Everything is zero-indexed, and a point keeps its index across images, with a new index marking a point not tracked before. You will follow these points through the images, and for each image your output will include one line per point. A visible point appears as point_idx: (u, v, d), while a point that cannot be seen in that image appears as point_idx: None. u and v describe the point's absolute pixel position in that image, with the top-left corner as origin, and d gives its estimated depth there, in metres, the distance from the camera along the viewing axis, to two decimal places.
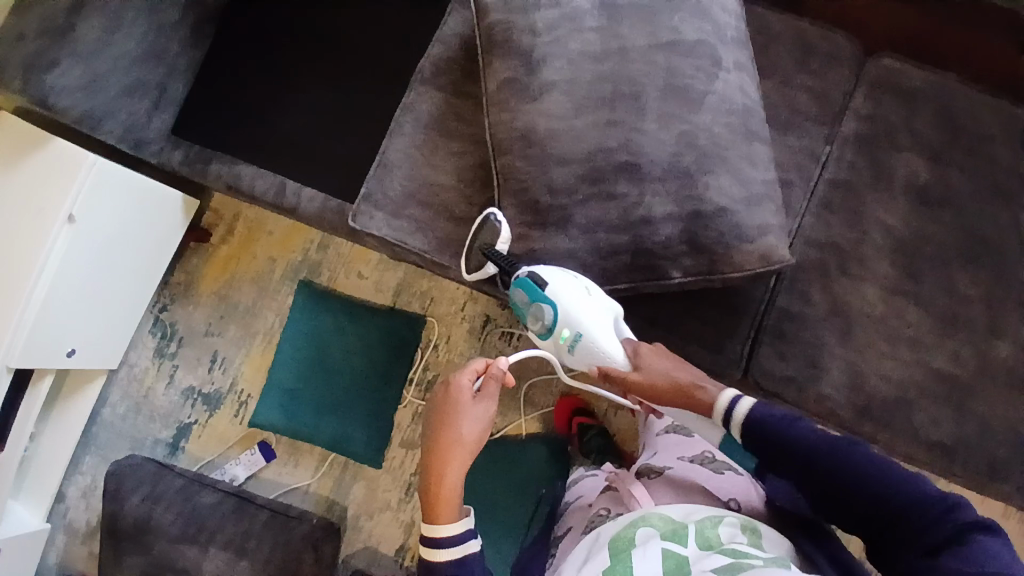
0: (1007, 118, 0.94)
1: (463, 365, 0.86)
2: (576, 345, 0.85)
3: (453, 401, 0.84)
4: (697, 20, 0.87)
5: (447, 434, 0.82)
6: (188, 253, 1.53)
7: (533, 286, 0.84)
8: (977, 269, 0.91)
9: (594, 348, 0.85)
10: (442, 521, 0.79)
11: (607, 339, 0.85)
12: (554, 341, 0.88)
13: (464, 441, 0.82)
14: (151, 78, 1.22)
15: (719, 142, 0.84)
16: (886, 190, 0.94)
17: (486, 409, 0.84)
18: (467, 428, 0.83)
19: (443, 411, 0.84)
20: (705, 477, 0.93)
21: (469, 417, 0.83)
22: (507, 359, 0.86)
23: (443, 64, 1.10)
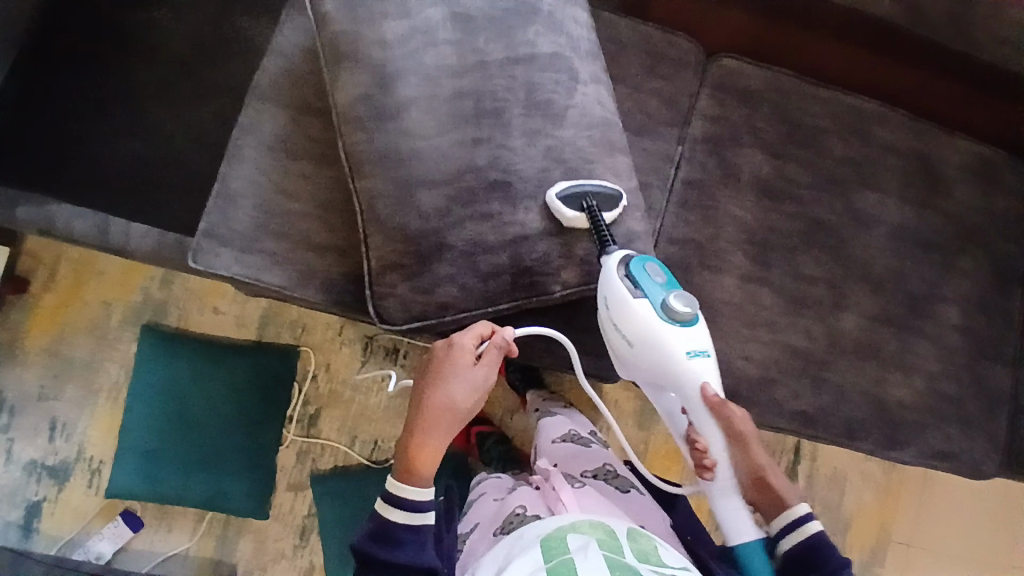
0: (832, 110, 1.04)
1: (471, 327, 0.82)
2: (692, 351, 0.80)
3: (450, 363, 0.81)
4: (552, 33, 0.87)
5: (441, 397, 0.80)
6: (6, 306, 1.30)
7: (672, 277, 0.82)
8: (818, 251, 1.00)
9: (700, 376, 0.81)
10: (415, 482, 0.78)
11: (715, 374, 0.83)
12: (664, 332, 0.79)
13: (456, 407, 0.80)
14: None
15: (582, 154, 0.85)
16: (735, 185, 1.01)
17: (484, 377, 0.81)
18: (462, 394, 0.80)
19: (440, 372, 0.81)
20: (614, 492, 0.93)
21: (465, 384, 0.80)
22: (513, 331, 0.83)
23: (284, 78, 1.00)
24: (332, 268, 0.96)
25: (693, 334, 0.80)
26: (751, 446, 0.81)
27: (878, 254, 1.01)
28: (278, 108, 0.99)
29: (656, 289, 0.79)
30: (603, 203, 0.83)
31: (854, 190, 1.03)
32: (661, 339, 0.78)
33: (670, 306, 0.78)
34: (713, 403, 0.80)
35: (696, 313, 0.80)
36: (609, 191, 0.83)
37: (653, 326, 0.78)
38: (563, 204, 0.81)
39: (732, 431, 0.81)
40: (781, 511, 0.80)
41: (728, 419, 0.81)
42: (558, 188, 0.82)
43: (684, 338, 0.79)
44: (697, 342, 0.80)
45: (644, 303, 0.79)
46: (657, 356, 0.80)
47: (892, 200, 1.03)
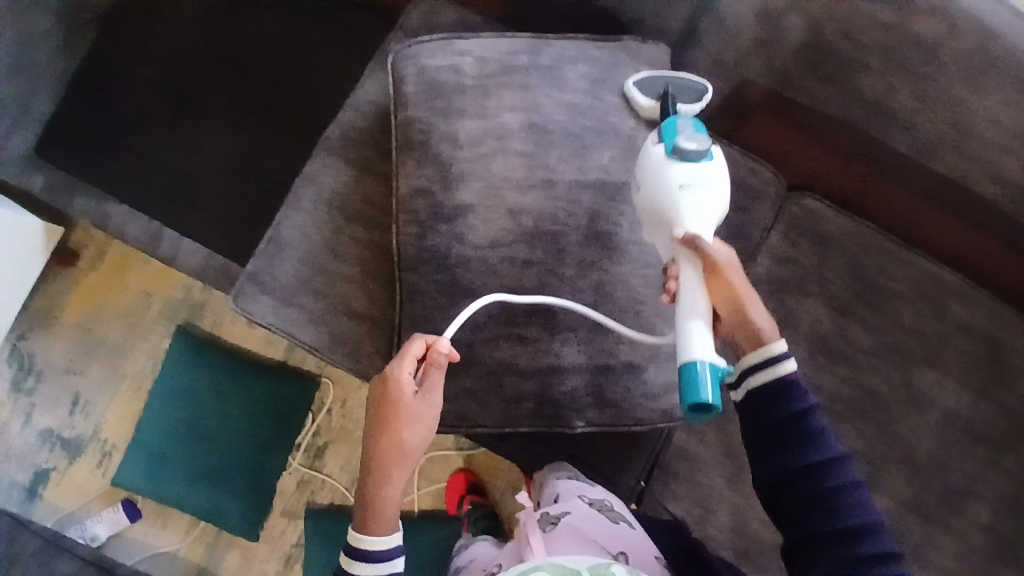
0: (915, 275, 0.96)
1: (403, 349, 0.70)
2: (691, 187, 0.71)
3: (393, 403, 0.70)
4: (626, 159, 0.84)
5: (392, 440, 0.70)
6: (50, 274, 1.32)
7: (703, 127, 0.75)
8: (861, 422, 0.95)
9: (694, 206, 0.72)
10: (375, 533, 0.70)
11: (710, 213, 0.72)
12: (668, 162, 0.73)
13: (413, 447, 0.71)
14: (10, 94, 1.04)
15: (632, 295, 0.81)
16: (789, 334, 0.96)
17: (433, 400, 0.71)
18: (415, 433, 0.70)
19: (385, 412, 0.70)
20: (602, 529, 0.82)
21: (410, 421, 0.70)
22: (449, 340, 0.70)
23: (354, 136, 0.98)
24: (364, 337, 0.94)
25: (699, 168, 0.72)
26: (725, 272, 0.68)
27: (925, 438, 0.94)
28: (342, 165, 0.98)
29: (673, 137, 0.74)
30: (679, 92, 0.83)
31: (915, 365, 0.95)
32: (662, 172, 0.73)
33: (678, 145, 0.72)
34: (687, 241, 0.70)
35: (706, 149, 0.72)
36: (690, 86, 0.83)
37: (657, 159, 0.74)
38: (637, 91, 0.85)
39: (706, 265, 0.69)
40: (756, 349, 0.68)
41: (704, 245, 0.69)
42: (636, 77, 0.86)
43: (685, 167, 0.72)
44: (698, 176, 0.72)
45: (656, 149, 0.75)
46: (657, 191, 0.73)
47: (955, 383, 0.95)
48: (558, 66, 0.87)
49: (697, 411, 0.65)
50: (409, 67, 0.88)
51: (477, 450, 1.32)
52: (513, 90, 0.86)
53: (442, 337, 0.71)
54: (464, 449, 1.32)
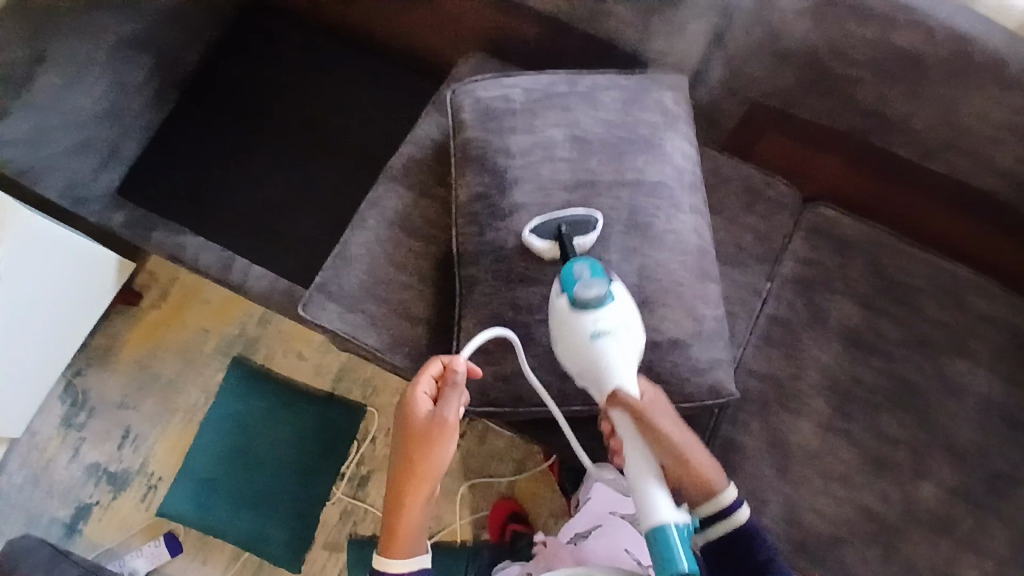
0: (933, 272, 1.04)
1: (420, 370, 0.78)
2: (600, 339, 0.77)
3: (410, 420, 0.77)
4: (659, 164, 0.94)
5: (413, 457, 0.76)
6: (114, 315, 1.41)
7: (601, 269, 0.80)
8: (900, 411, 0.97)
9: (612, 355, 0.78)
10: (393, 551, 0.77)
11: (624, 361, 0.78)
12: (576, 319, 0.78)
13: (432, 464, 0.75)
14: (105, 137, 1.16)
15: (672, 279, 0.88)
16: (821, 329, 1.01)
17: (443, 417, 0.76)
18: (430, 449, 0.75)
19: (405, 430, 0.77)
20: (632, 542, 0.95)
21: (422, 441, 0.76)
22: (458, 359, 0.77)
23: (413, 164, 1.10)
24: (420, 338, 1.01)
25: (607, 313, 0.78)
26: (655, 424, 0.75)
27: (964, 427, 0.97)
28: (400, 188, 1.08)
29: (575, 284, 0.78)
30: (573, 228, 0.87)
31: (945, 355, 1.00)
32: (570, 327, 0.78)
33: (579, 297, 0.78)
34: (625, 412, 0.76)
35: (605, 294, 0.78)
36: (583, 217, 0.88)
37: (564, 314, 0.79)
38: (535, 238, 0.88)
39: (641, 423, 0.76)
40: (710, 498, 0.79)
41: (633, 406, 0.76)
42: (532, 222, 0.89)
43: (593, 317, 0.78)
44: (610, 323, 0.78)
45: (558, 301, 0.80)
46: (574, 347, 0.79)
47: (984, 371, 0.99)
48: (594, 90, 0.99)
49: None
50: (465, 99, 1.00)
51: (518, 476, 1.32)
52: (556, 110, 0.97)
53: (453, 359, 0.77)
54: (505, 475, 1.32)
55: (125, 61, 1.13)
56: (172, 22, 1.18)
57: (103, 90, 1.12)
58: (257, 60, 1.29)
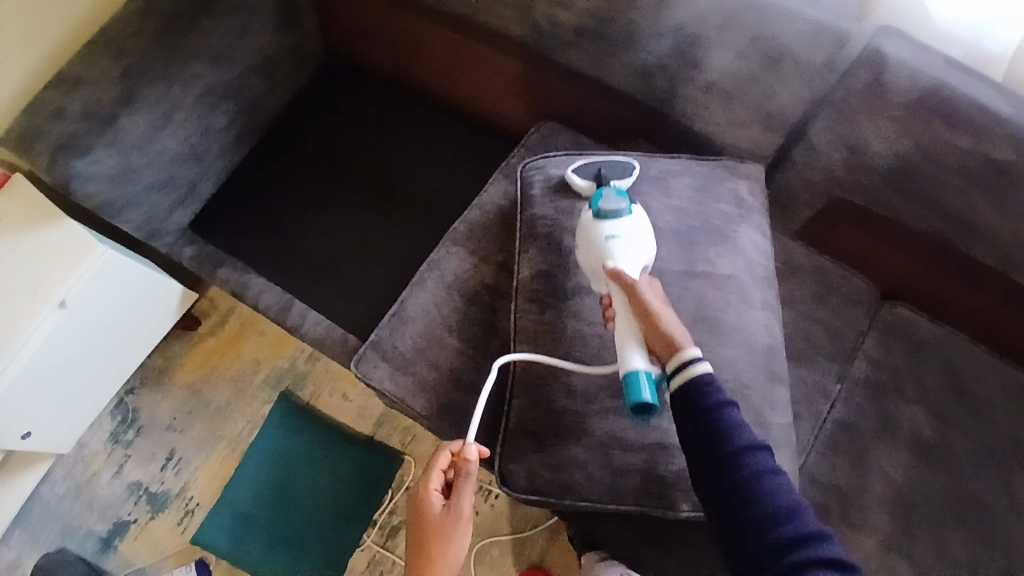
0: (1012, 387, 0.99)
1: (431, 464, 0.80)
2: (612, 236, 0.83)
3: (426, 516, 0.77)
4: (731, 257, 0.92)
5: (424, 556, 0.75)
6: (172, 337, 1.46)
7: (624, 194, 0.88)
8: (969, 534, 0.92)
9: (621, 255, 0.82)
10: None
11: (631, 257, 0.82)
12: (591, 223, 0.85)
13: (448, 564, 0.75)
14: (184, 177, 1.20)
15: (738, 380, 0.85)
16: (890, 439, 0.97)
17: (459, 510, 0.76)
18: (446, 547, 0.75)
19: (420, 528, 0.77)
20: None
21: (439, 543, 0.75)
22: (472, 449, 0.78)
23: (477, 228, 1.11)
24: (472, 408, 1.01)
25: (621, 222, 0.84)
26: (639, 292, 0.77)
27: None
28: (464, 251, 1.09)
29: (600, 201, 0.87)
30: (611, 172, 0.95)
31: (1016, 474, 0.94)
32: (589, 231, 0.85)
33: (599, 208, 0.85)
34: (610, 273, 0.80)
35: (624, 207, 0.85)
36: (621, 165, 0.96)
37: (586, 224, 0.86)
38: (578, 176, 0.96)
39: (622, 283, 0.79)
40: (671, 357, 0.71)
41: (619, 275, 0.79)
42: (574, 165, 0.98)
43: (608, 224, 0.84)
44: (622, 228, 0.84)
45: (586, 216, 0.88)
46: (586, 250, 0.85)
47: None
48: (667, 175, 0.98)
49: (641, 413, 0.73)
50: (536, 175, 1.02)
51: (554, 546, 1.27)
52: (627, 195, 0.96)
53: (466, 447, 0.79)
54: (538, 542, 1.27)
55: (212, 104, 1.18)
56: (262, 72, 1.24)
57: (189, 132, 1.17)
58: (335, 111, 1.35)
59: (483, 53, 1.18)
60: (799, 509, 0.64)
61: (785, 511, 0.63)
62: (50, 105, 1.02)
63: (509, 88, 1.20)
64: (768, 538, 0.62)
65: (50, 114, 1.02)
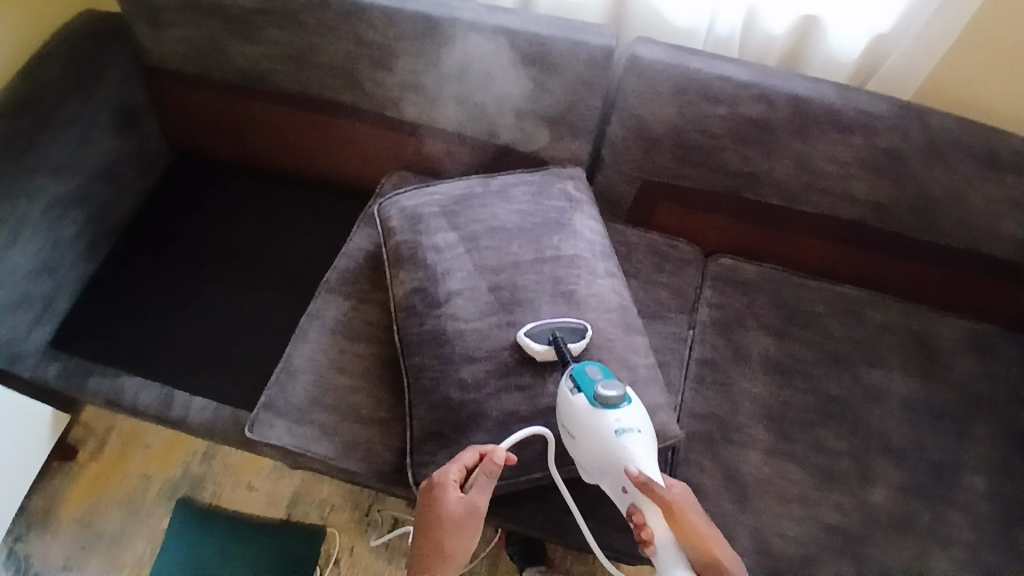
0: (828, 296, 1.18)
1: (456, 457, 0.83)
2: (621, 432, 0.79)
3: (439, 505, 0.80)
4: (572, 240, 1.05)
5: (434, 537, 0.78)
6: (49, 474, 1.32)
7: (608, 372, 0.85)
8: (831, 423, 1.06)
9: (634, 452, 0.79)
10: None
11: (644, 451, 0.80)
12: (592, 420, 0.81)
13: (457, 551, 0.78)
14: (39, 292, 1.16)
15: (603, 335, 0.95)
16: (746, 363, 1.10)
17: (475, 504, 0.79)
18: (459, 535, 0.78)
19: (433, 512, 0.80)
20: None
21: (449, 527, 0.78)
22: (502, 450, 0.80)
23: (349, 275, 1.17)
24: (374, 439, 1.02)
25: (624, 413, 0.81)
26: (681, 517, 0.74)
27: (891, 426, 1.07)
28: (340, 298, 1.14)
29: (591, 384, 0.83)
30: (567, 335, 0.92)
31: (856, 365, 1.12)
32: (593, 423, 0.80)
33: (597, 394, 0.81)
34: (637, 480, 0.76)
35: (624, 394, 0.81)
36: (572, 325, 0.94)
37: (586, 412, 0.81)
38: (531, 340, 0.92)
39: (659, 502, 0.76)
40: None
41: (659, 495, 0.75)
42: (526, 327, 0.94)
43: (613, 416, 0.80)
44: (629, 420, 0.80)
45: (579, 399, 0.82)
46: (596, 446, 0.81)
47: (895, 374, 1.11)
48: (506, 187, 1.12)
49: None
50: (392, 209, 1.11)
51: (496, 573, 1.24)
52: (474, 209, 1.08)
53: (495, 447, 0.81)
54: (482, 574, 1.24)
55: (60, 216, 1.17)
56: (109, 179, 1.26)
57: (39, 247, 1.14)
58: (187, 205, 1.37)
59: (327, 126, 1.29)
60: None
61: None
62: None
63: (356, 152, 1.32)
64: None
65: None
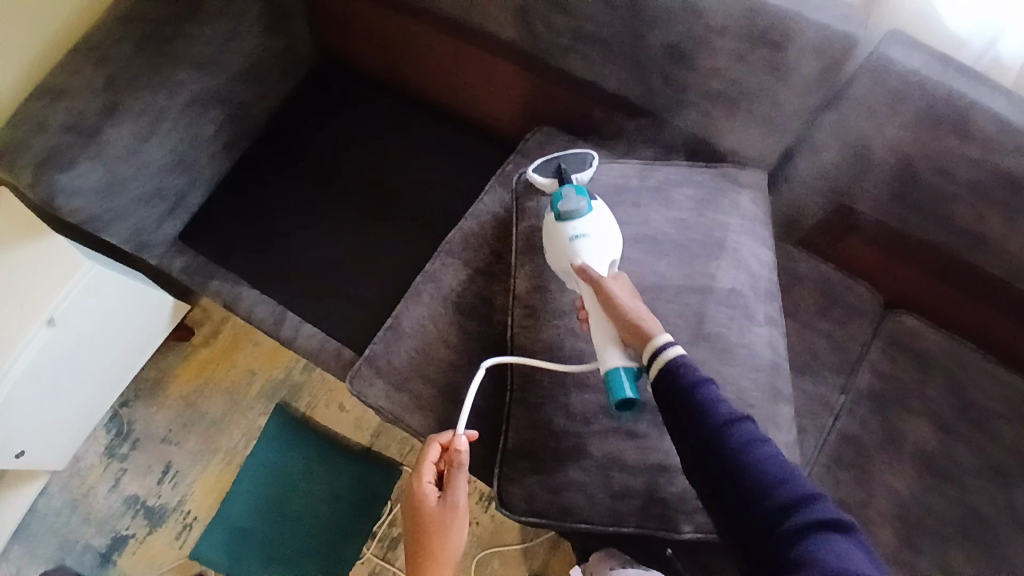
0: (1019, 397, 0.98)
1: (421, 456, 0.81)
2: (575, 239, 0.83)
3: (425, 510, 0.79)
4: (733, 270, 0.90)
5: (425, 546, 0.78)
6: (165, 348, 1.43)
7: (585, 189, 0.88)
8: (976, 550, 0.90)
9: (589, 255, 0.82)
10: None
11: (601, 249, 0.83)
12: (551, 221, 0.86)
13: (451, 553, 0.77)
14: (173, 187, 1.17)
15: (742, 397, 0.84)
16: (895, 452, 0.95)
17: (454, 501, 0.79)
18: (448, 538, 0.78)
19: (419, 527, 0.79)
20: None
21: (441, 535, 0.78)
22: (462, 436, 0.80)
23: (474, 239, 1.08)
24: (469, 425, 0.99)
25: (585, 220, 0.84)
26: (602, 284, 0.79)
27: None
28: (462, 265, 1.07)
29: (561, 197, 0.87)
30: (572, 166, 0.95)
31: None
32: (552, 227, 0.86)
33: (557, 207, 0.85)
34: (577, 270, 0.81)
35: (584, 205, 0.85)
36: (579, 158, 0.96)
37: (551, 223, 0.86)
38: (539, 174, 0.95)
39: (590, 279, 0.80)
40: (648, 342, 0.73)
41: (586, 274, 0.80)
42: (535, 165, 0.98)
43: (572, 223, 0.84)
44: (587, 227, 0.84)
45: (549, 215, 0.88)
46: (551, 248, 0.86)
47: None
48: (668, 187, 0.96)
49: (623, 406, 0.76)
50: (534, 185, 0.99)
51: (553, 555, 1.26)
52: (628, 206, 0.94)
53: (455, 436, 0.81)
54: (539, 553, 1.26)
55: (199, 111, 1.15)
56: (251, 77, 1.21)
57: (176, 142, 1.14)
58: (323, 117, 1.31)
59: (484, 60, 1.15)
60: (790, 475, 0.64)
61: (792, 499, 0.62)
62: (31, 118, 0.98)
63: (507, 92, 1.17)
64: (772, 512, 0.62)
65: (31, 127, 0.98)
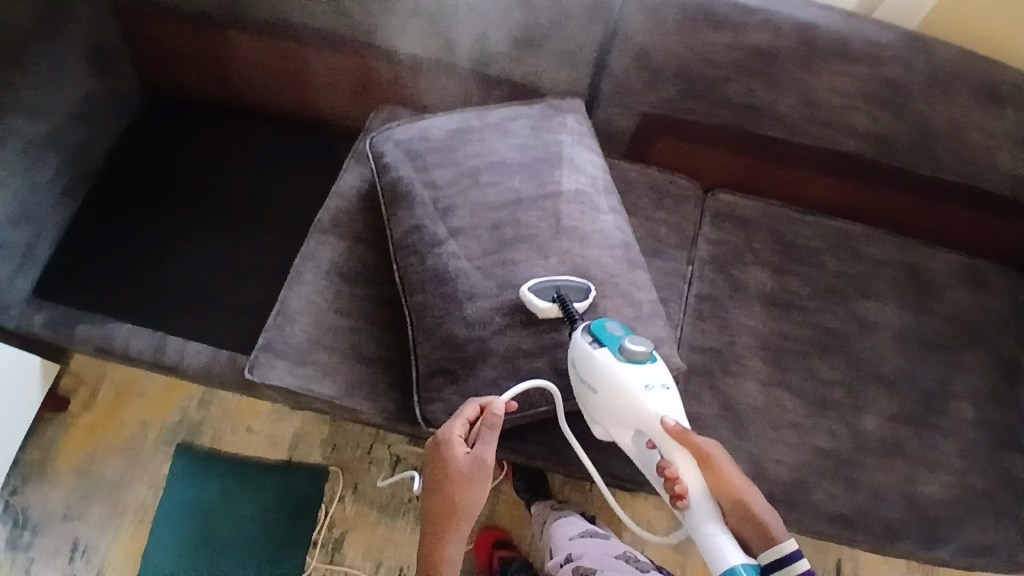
0: (824, 232, 1.19)
1: (458, 412, 0.82)
2: (652, 389, 0.81)
3: (448, 462, 0.79)
4: (574, 174, 1.03)
5: (445, 495, 0.79)
6: (42, 425, 1.32)
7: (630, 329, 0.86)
8: (828, 355, 1.08)
9: (667, 408, 0.81)
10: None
11: (676, 410, 0.82)
12: (618, 365, 0.81)
13: (468, 504, 0.79)
14: (18, 241, 1.11)
15: (606, 269, 0.96)
16: (743, 297, 1.11)
17: (481, 459, 0.79)
18: (468, 490, 0.79)
19: (440, 475, 0.80)
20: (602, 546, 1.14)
21: (460, 485, 0.79)
22: (496, 406, 0.79)
23: (343, 215, 1.13)
24: (378, 377, 1.03)
25: (651, 369, 0.82)
26: (718, 462, 0.80)
27: (886, 357, 1.09)
28: (336, 239, 1.11)
29: (614, 340, 0.83)
30: (571, 293, 0.90)
31: (852, 298, 1.13)
32: (621, 376, 0.81)
33: (625, 351, 0.81)
34: (675, 432, 0.79)
35: (650, 352, 0.83)
36: (576, 284, 0.91)
37: (614, 366, 0.81)
38: (535, 298, 0.89)
39: (700, 454, 0.80)
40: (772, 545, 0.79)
41: (700, 446, 0.79)
42: (527, 286, 0.91)
43: (645, 372, 0.82)
44: (659, 378, 0.82)
45: (606, 353, 0.82)
46: (618, 397, 0.81)
47: (891, 306, 1.13)
48: (504, 121, 1.08)
49: None
50: (386, 144, 1.07)
51: (496, 502, 1.30)
52: (472, 143, 1.05)
53: (491, 402, 0.80)
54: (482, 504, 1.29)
55: (34, 157, 1.11)
56: (81, 117, 1.19)
57: (16, 191, 1.08)
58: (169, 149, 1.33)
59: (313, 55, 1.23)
60: None
61: None
62: None
63: (342, 83, 1.26)
64: None
65: None
